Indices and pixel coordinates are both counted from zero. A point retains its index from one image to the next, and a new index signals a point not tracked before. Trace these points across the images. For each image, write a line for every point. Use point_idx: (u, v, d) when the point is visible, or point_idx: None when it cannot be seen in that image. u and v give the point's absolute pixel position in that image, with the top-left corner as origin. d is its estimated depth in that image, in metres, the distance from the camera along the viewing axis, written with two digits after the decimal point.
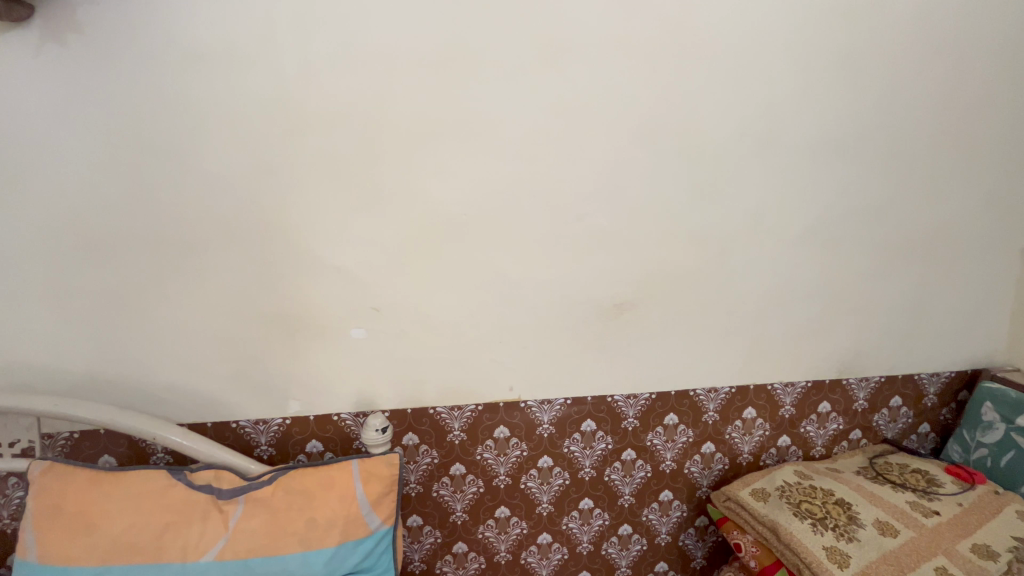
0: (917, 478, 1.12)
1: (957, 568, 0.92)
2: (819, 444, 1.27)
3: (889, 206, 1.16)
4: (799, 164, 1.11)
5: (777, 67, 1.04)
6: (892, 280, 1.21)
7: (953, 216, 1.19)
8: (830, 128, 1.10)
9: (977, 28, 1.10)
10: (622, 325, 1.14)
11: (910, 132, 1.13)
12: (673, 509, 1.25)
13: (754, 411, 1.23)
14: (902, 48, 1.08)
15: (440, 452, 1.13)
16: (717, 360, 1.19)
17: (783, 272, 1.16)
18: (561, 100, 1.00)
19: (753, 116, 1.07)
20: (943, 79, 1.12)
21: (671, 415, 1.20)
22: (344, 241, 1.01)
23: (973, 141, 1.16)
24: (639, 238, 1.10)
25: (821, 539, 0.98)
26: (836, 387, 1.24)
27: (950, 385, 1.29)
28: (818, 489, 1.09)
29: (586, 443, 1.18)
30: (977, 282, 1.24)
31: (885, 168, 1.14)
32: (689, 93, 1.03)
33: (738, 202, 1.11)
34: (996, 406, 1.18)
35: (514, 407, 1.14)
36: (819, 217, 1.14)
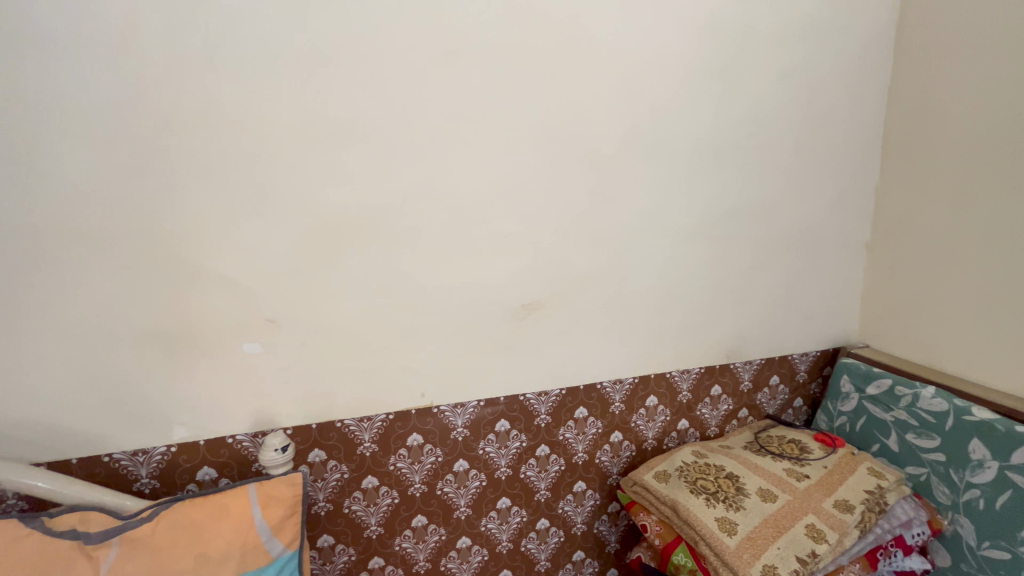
0: (792, 447, 1.26)
1: (823, 523, 1.05)
2: (713, 424, 1.38)
3: (762, 206, 1.30)
4: (686, 167, 1.20)
5: (662, 78, 1.13)
6: (767, 272, 1.35)
7: (813, 214, 1.35)
8: (709, 135, 1.20)
9: (824, 49, 1.26)
10: (532, 324, 1.17)
11: (777, 139, 1.27)
12: (587, 499, 1.31)
13: (656, 398, 1.31)
14: (765, 64, 1.21)
15: (350, 466, 1.09)
16: (621, 353, 1.26)
17: (675, 268, 1.25)
18: (459, 103, 1.01)
19: (643, 122, 1.14)
20: (801, 93, 1.27)
21: (582, 408, 1.25)
22: (232, 250, 0.94)
23: (826, 148, 1.33)
24: (545, 239, 1.13)
25: (713, 511, 1.07)
26: (725, 371, 1.36)
27: (817, 362, 1.47)
28: (712, 466, 1.20)
29: (501, 443, 1.19)
30: (834, 270, 1.42)
31: (757, 171, 1.27)
32: (581, 99, 1.09)
33: (632, 203, 1.18)
34: (851, 378, 1.36)
35: (427, 413, 1.13)
36: (705, 217, 1.25)
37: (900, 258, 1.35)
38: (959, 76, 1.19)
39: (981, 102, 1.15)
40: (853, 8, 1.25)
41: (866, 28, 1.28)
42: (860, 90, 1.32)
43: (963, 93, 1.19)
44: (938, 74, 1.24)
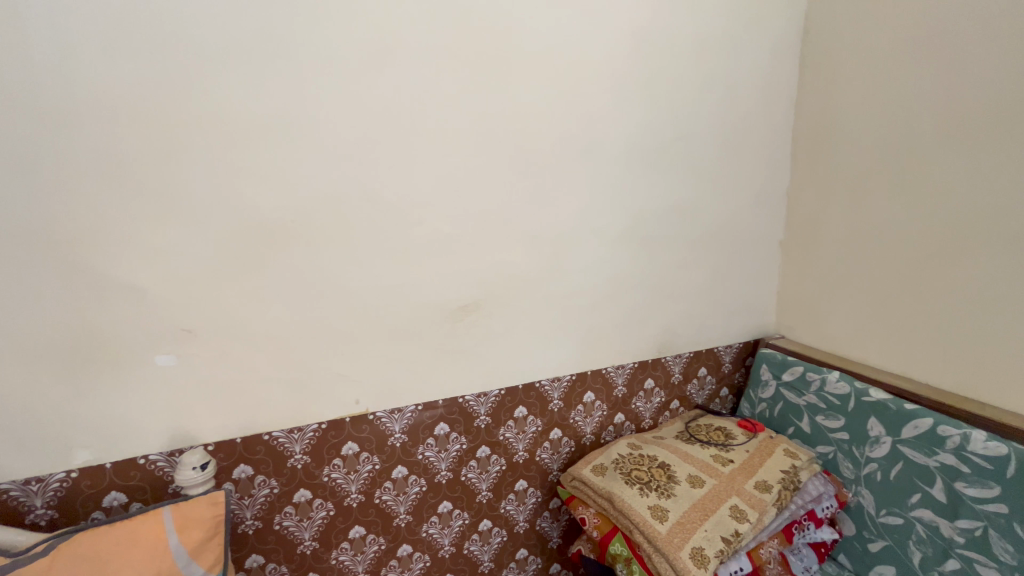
0: (718, 434, 1.34)
1: (745, 504, 1.12)
2: (647, 416, 1.44)
3: (688, 207, 1.37)
4: (616, 170, 1.25)
5: (591, 83, 1.17)
6: (693, 270, 1.42)
7: (733, 215, 1.45)
8: (636, 140, 1.25)
9: (739, 60, 1.34)
10: (470, 326, 1.17)
11: (700, 144, 1.35)
12: (529, 497, 1.32)
13: (593, 394, 1.35)
14: (687, 73, 1.28)
15: (280, 481, 1.04)
16: (559, 351, 1.29)
17: (608, 268, 1.30)
18: (390, 103, 0.99)
19: (574, 125, 1.17)
20: (719, 100, 1.35)
21: (521, 408, 1.26)
22: (140, 256, 0.87)
23: (743, 153, 1.42)
24: (480, 241, 1.14)
25: (645, 500, 1.12)
26: (657, 365, 1.43)
27: (741, 353, 1.57)
28: (645, 457, 1.25)
29: (440, 446, 1.18)
30: (752, 267, 1.52)
31: (682, 174, 1.34)
32: (513, 103, 1.10)
33: (566, 205, 1.21)
34: (770, 366, 1.47)
35: (362, 421, 1.10)
36: (635, 217, 1.30)
37: (808, 255, 1.47)
38: (853, 88, 1.31)
39: (870, 112, 1.27)
40: (763, 23, 1.35)
41: (774, 43, 1.39)
42: (771, 100, 1.43)
43: (856, 104, 1.30)
44: (835, 86, 1.35)
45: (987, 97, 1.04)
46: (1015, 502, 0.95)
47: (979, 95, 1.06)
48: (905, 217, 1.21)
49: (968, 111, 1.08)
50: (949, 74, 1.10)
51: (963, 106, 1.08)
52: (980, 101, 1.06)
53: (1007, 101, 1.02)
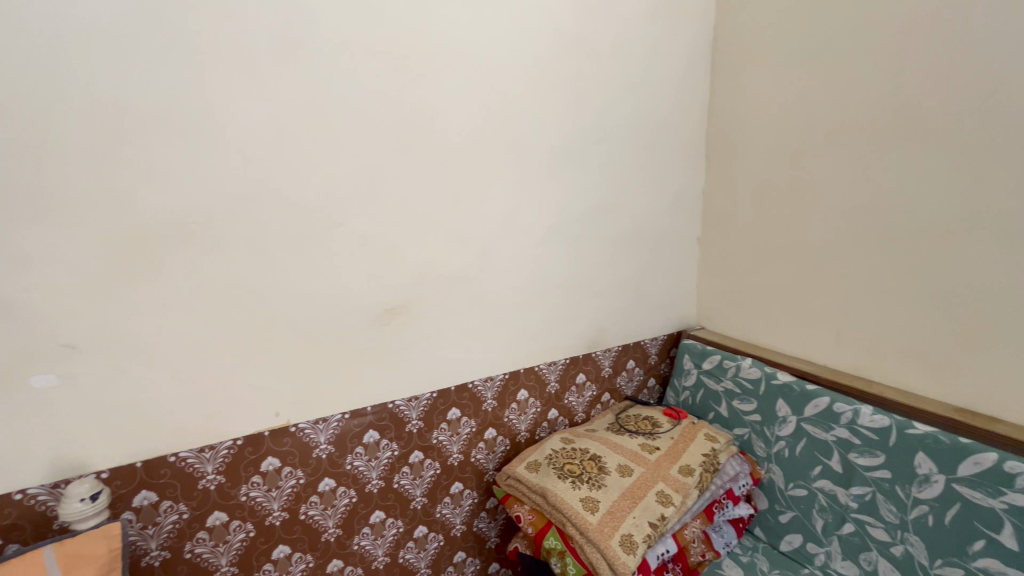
0: (646, 423, 1.40)
1: (670, 489, 1.17)
2: (580, 410, 1.48)
3: (611, 206, 1.41)
4: (542, 170, 1.27)
5: (513, 83, 1.18)
6: (619, 267, 1.48)
7: (655, 213, 1.51)
8: (561, 141, 1.28)
9: (654, 66, 1.41)
10: (397, 330, 1.14)
11: (621, 146, 1.40)
12: (465, 499, 1.31)
13: (527, 392, 1.36)
14: (607, 76, 1.32)
15: (189, 505, 0.95)
16: (491, 351, 1.29)
17: (537, 267, 1.31)
18: (304, 98, 0.95)
19: (497, 124, 1.18)
20: (639, 104, 1.41)
21: (454, 410, 1.24)
22: (8, 263, 0.77)
23: (662, 154, 1.49)
24: (406, 242, 1.11)
25: (577, 492, 1.15)
26: (587, 360, 1.46)
27: (666, 345, 1.64)
28: (578, 450, 1.28)
29: (371, 455, 1.14)
30: (674, 263, 1.60)
31: (605, 174, 1.38)
32: (437, 101, 1.09)
33: (494, 204, 1.21)
34: (691, 356, 1.55)
35: (283, 434, 1.03)
36: (561, 216, 1.32)
37: (722, 250, 1.57)
38: (757, 94, 1.41)
39: (772, 118, 1.38)
40: (675, 31, 1.42)
41: (688, 51, 1.47)
42: (686, 104, 1.51)
43: (760, 110, 1.41)
44: (741, 93, 1.45)
45: (867, 106, 1.16)
46: (897, 467, 1.07)
47: (861, 104, 1.17)
48: (804, 214, 1.33)
49: (852, 119, 1.20)
50: (837, 84, 1.22)
51: (849, 114, 1.20)
52: (861, 109, 1.18)
53: (884, 109, 1.14)
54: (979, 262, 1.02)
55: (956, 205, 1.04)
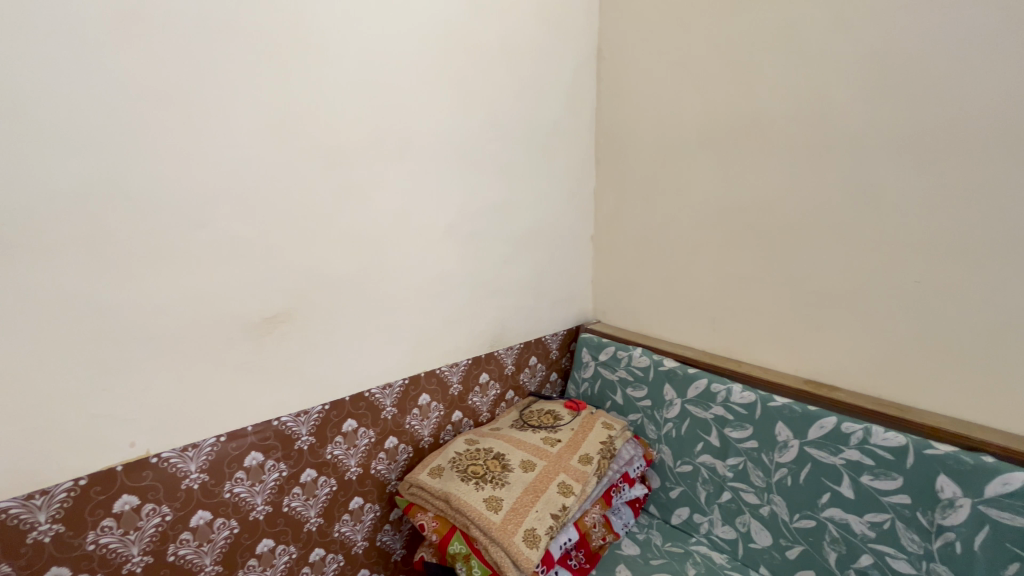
0: (548, 417, 1.43)
1: (571, 478, 1.21)
2: (484, 410, 1.48)
3: (507, 206, 1.43)
4: (437, 169, 1.25)
5: (400, 79, 1.14)
6: (518, 265, 1.50)
7: (551, 212, 1.56)
8: (455, 140, 1.27)
9: (543, 70, 1.45)
10: (280, 340, 1.05)
11: (513, 146, 1.42)
12: (366, 513, 1.24)
13: (428, 396, 1.33)
14: (499, 77, 1.34)
15: (16, 565, 0.79)
16: (389, 357, 1.24)
17: (435, 267, 1.29)
18: (155, 85, 0.84)
19: (385, 121, 1.13)
20: (531, 106, 1.44)
21: (350, 421, 1.17)
22: None
23: (554, 155, 1.54)
24: (288, 245, 1.03)
25: (481, 493, 1.14)
26: (490, 359, 1.47)
27: (565, 340, 1.70)
28: (481, 450, 1.27)
29: (254, 479, 1.03)
30: (571, 260, 1.66)
31: (500, 174, 1.39)
32: (318, 95, 1.02)
33: (387, 204, 1.17)
34: (589, 349, 1.62)
35: (142, 466, 0.90)
36: (457, 216, 1.31)
37: (612, 248, 1.66)
38: (637, 100, 1.51)
39: (651, 123, 1.48)
40: (561, 37, 1.48)
41: (575, 57, 1.54)
42: (575, 108, 1.57)
43: (640, 116, 1.51)
44: (624, 99, 1.55)
45: (729, 115, 1.30)
46: (762, 437, 1.21)
47: (724, 113, 1.31)
48: (681, 212, 1.44)
49: (718, 126, 1.33)
50: (704, 94, 1.34)
51: (715, 122, 1.33)
52: (724, 117, 1.31)
53: (742, 119, 1.28)
54: (818, 252, 1.18)
55: (799, 203, 1.20)
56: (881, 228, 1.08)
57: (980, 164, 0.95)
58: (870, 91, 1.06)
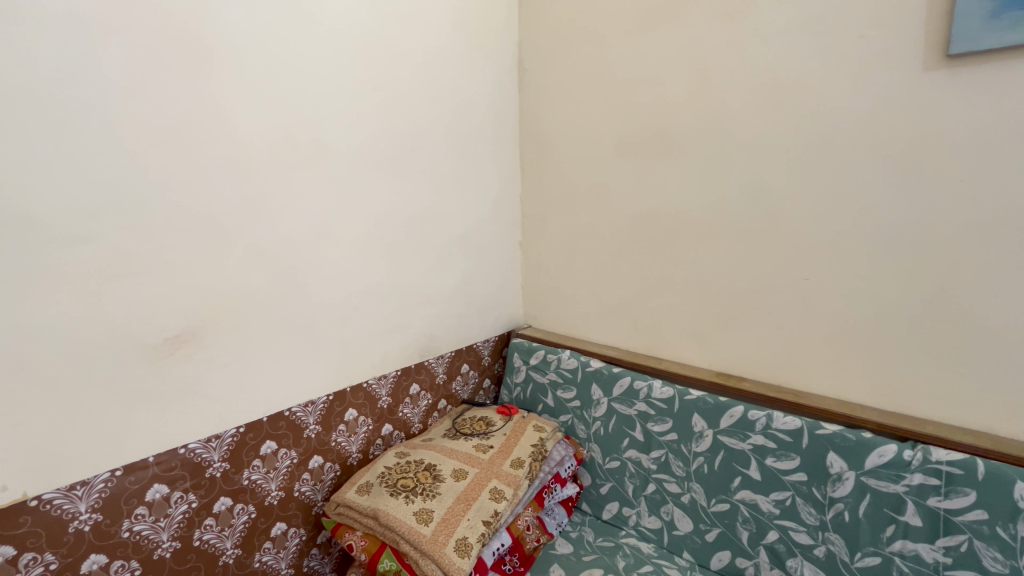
0: (481, 424, 1.43)
1: (502, 483, 1.22)
2: (416, 421, 1.45)
3: (431, 214, 1.42)
4: (357, 178, 1.22)
5: (313, 84, 1.11)
6: (446, 273, 1.50)
7: (478, 220, 1.57)
8: (375, 148, 1.25)
9: (464, 80, 1.47)
10: (182, 361, 0.97)
11: (435, 154, 1.41)
12: (290, 539, 1.18)
13: (356, 411, 1.29)
14: (419, 86, 1.34)
15: None
16: (309, 372, 1.18)
17: (358, 278, 1.26)
18: (22, 86, 0.76)
19: (296, 127, 1.09)
20: (454, 114, 1.45)
21: (269, 442, 1.11)
22: None
23: (479, 164, 1.55)
24: (191, 259, 0.96)
25: (411, 507, 1.12)
26: (420, 369, 1.45)
27: (497, 346, 1.71)
28: (412, 462, 1.25)
29: (158, 514, 0.95)
30: (500, 266, 1.68)
31: (423, 183, 1.39)
32: (222, 101, 0.97)
33: (303, 214, 1.13)
34: (520, 354, 1.64)
35: (18, 512, 0.80)
36: (380, 225, 1.29)
37: (539, 253, 1.70)
38: (557, 111, 1.56)
39: (571, 133, 1.53)
40: (481, 48, 1.50)
41: (497, 68, 1.57)
42: (498, 117, 1.60)
43: (560, 126, 1.56)
44: (544, 109, 1.59)
45: (641, 127, 1.38)
46: (681, 429, 1.28)
47: (636, 125, 1.38)
48: (601, 218, 1.50)
49: (631, 137, 1.40)
50: (617, 106, 1.41)
51: (629, 133, 1.40)
52: (637, 129, 1.39)
53: (652, 131, 1.36)
54: (723, 254, 1.28)
55: (704, 209, 1.30)
56: (774, 231, 1.19)
57: (850, 173, 1.07)
58: (760, 107, 1.17)
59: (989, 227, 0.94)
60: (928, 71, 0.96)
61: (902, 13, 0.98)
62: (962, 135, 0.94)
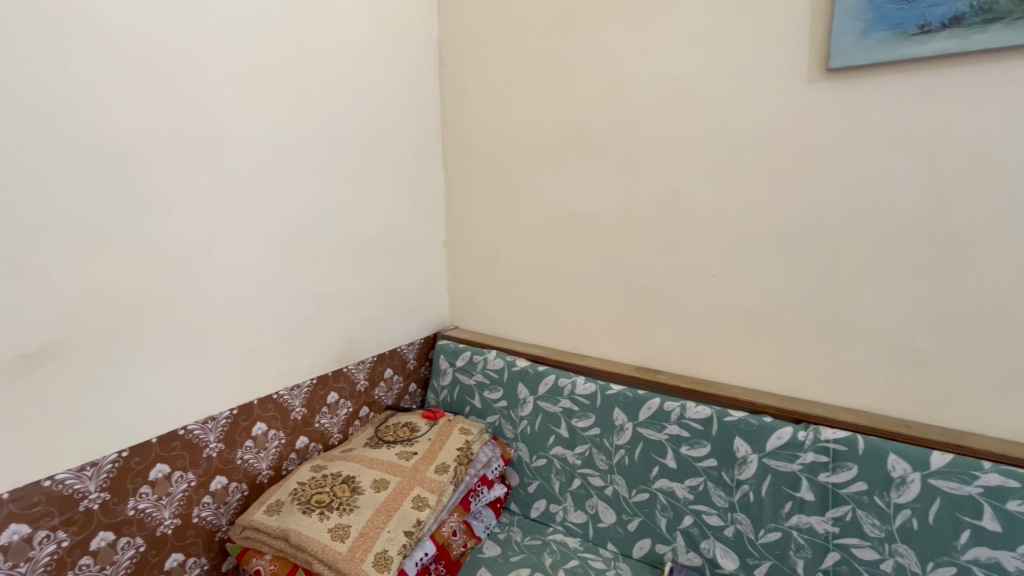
0: (404, 430, 1.39)
1: (426, 491, 1.18)
2: (335, 431, 1.38)
3: (346, 212, 1.35)
4: (261, 174, 1.13)
5: (205, 69, 1.01)
6: (365, 275, 1.43)
7: (398, 218, 1.52)
8: (281, 142, 1.17)
9: (380, 73, 1.41)
10: (45, 381, 0.85)
11: (350, 151, 1.35)
12: (189, 570, 1.07)
13: (265, 425, 1.20)
14: (330, 78, 1.27)
15: None
16: (207, 386, 1.08)
17: (264, 282, 1.17)
18: None
19: (187, 115, 0.99)
20: (370, 109, 1.39)
21: (160, 466, 1.00)
22: None
23: (398, 161, 1.50)
24: (56, 263, 0.84)
25: (326, 524, 1.06)
26: (338, 377, 1.37)
27: (423, 349, 1.67)
28: (329, 476, 1.19)
29: (16, 559, 0.82)
30: (424, 267, 1.63)
31: (336, 180, 1.32)
32: (92, 82, 0.86)
33: (198, 213, 1.03)
34: (446, 356, 1.61)
35: None
36: (288, 224, 1.21)
37: (464, 253, 1.67)
38: (479, 108, 1.54)
39: (492, 131, 1.52)
40: (397, 40, 1.45)
41: (415, 62, 1.52)
42: (417, 113, 1.55)
43: (481, 124, 1.54)
44: (465, 106, 1.57)
45: (560, 127, 1.39)
46: (603, 423, 1.31)
47: (556, 124, 1.40)
48: (524, 217, 1.51)
49: (552, 137, 1.41)
50: (537, 105, 1.42)
51: (549, 133, 1.41)
52: (556, 129, 1.40)
53: (570, 131, 1.38)
54: (639, 252, 1.33)
55: (620, 209, 1.33)
56: (684, 229, 1.25)
57: (749, 176, 1.14)
58: (670, 111, 1.22)
59: (865, 225, 1.04)
60: (812, 82, 1.05)
61: (790, 26, 1.05)
62: (841, 143, 1.04)
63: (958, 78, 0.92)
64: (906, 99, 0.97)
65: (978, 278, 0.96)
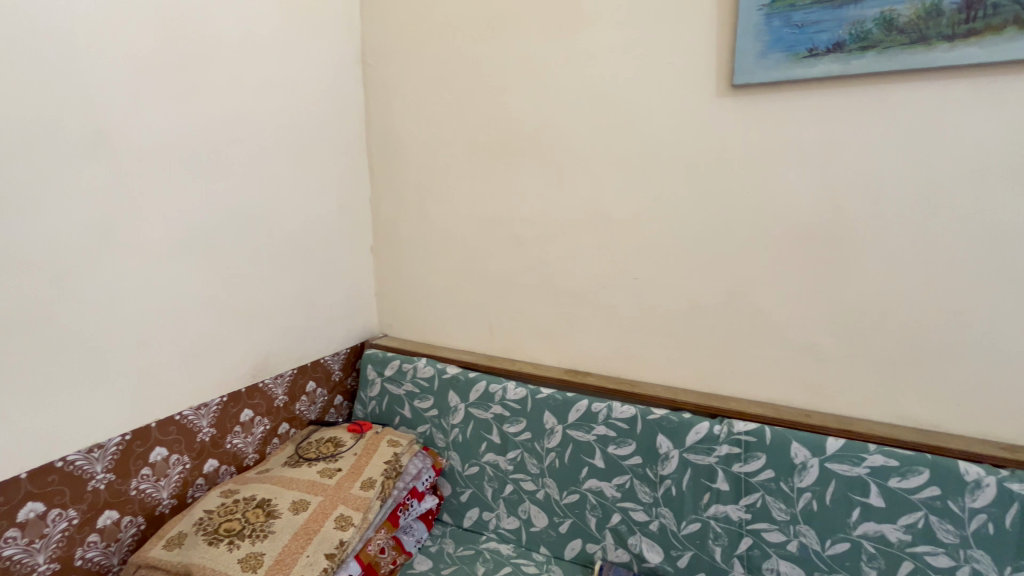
0: (328, 446, 1.31)
1: (350, 509, 1.12)
2: (249, 452, 1.28)
3: (260, 215, 1.26)
4: (157, 173, 1.03)
5: (84, 54, 0.90)
6: (283, 282, 1.34)
7: (319, 222, 1.44)
8: (181, 138, 1.07)
9: (296, 67, 1.33)
10: None
11: (264, 150, 1.26)
12: None
13: (165, 450, 1.09)
14: (239, 71, 1.18)
15: None
16: (93, 411, 0.96)
17: (164, 291, 1.06)
18: None
19: (63, 106, 0.88)
20: (285, 106, 1.31)
21: (31, 505, 0.88)
22: None
23: (319, 161, 1.42)
24: None
25: (236, 554, 0.98)
26: (253, 393, 1.27)
27: (349, 359, 1.59)
28: (241, 501, 1.10)
29: None
30: (349, 272, 1.56)
31: (247, 181, 1.22)
32: None
33: (79, 217, 0.92)
34: (374, 366, 1.54)
35: None
36: (191, 228, 1.10)
37: (393, 258, 1.62)
38: (405, 109, 1.50)
39: (420, 132, 1.48)
40: (315, 35, 1.38)
41: (335, 58, 1.45)
42: (339, 112, 1.48)
43: (407, 125, 1.50)
44: (390, 106, 1.52)
45: (488, 132, 1.38)
46: (533, 427, 1.32)
47: (484, 128, 1.39)
48: (454, 221, 1.48)
49: (480, 141, 1.40)
50: (464, 108, 1.41)
51: (477, 136, 1.40)
52: (484, 133, 1.39)
53: (498, 135, 1.37)
54: (566, 257, 1.35)
55: (548, 214, 1.35)
56: (608, 234, 1.28)
57: (667, 183, 1.20)
58: (592, 118, 1.25)
59: (769, 230, 1.12)
60: (721, 96, 1.12)
61: (701, 43, 1.11)
62: (747, 153, 1.11)
63: (843, 98, 1.02)
64: (802, 114, 1.05)
65: (862, 277, 1.06)
